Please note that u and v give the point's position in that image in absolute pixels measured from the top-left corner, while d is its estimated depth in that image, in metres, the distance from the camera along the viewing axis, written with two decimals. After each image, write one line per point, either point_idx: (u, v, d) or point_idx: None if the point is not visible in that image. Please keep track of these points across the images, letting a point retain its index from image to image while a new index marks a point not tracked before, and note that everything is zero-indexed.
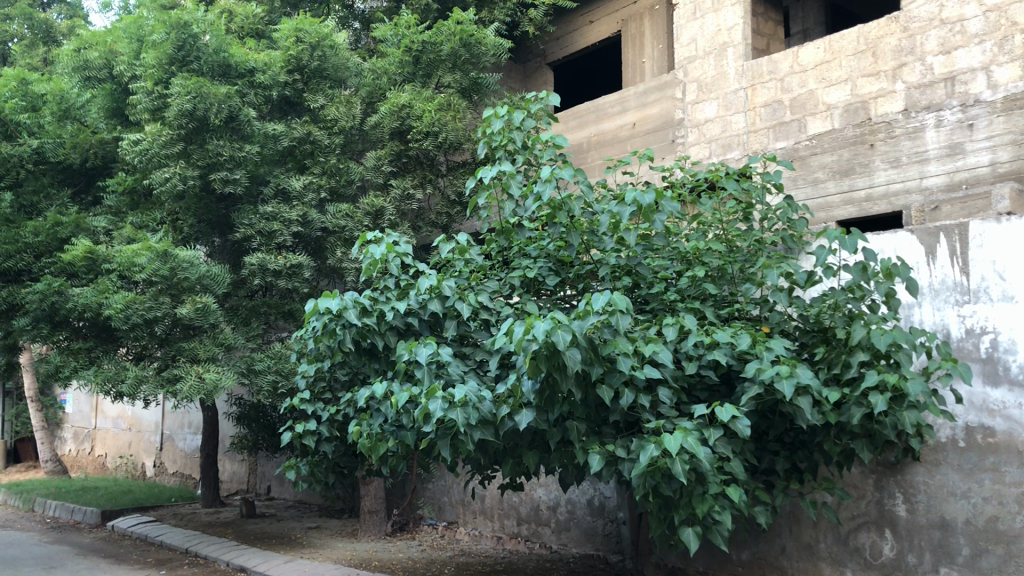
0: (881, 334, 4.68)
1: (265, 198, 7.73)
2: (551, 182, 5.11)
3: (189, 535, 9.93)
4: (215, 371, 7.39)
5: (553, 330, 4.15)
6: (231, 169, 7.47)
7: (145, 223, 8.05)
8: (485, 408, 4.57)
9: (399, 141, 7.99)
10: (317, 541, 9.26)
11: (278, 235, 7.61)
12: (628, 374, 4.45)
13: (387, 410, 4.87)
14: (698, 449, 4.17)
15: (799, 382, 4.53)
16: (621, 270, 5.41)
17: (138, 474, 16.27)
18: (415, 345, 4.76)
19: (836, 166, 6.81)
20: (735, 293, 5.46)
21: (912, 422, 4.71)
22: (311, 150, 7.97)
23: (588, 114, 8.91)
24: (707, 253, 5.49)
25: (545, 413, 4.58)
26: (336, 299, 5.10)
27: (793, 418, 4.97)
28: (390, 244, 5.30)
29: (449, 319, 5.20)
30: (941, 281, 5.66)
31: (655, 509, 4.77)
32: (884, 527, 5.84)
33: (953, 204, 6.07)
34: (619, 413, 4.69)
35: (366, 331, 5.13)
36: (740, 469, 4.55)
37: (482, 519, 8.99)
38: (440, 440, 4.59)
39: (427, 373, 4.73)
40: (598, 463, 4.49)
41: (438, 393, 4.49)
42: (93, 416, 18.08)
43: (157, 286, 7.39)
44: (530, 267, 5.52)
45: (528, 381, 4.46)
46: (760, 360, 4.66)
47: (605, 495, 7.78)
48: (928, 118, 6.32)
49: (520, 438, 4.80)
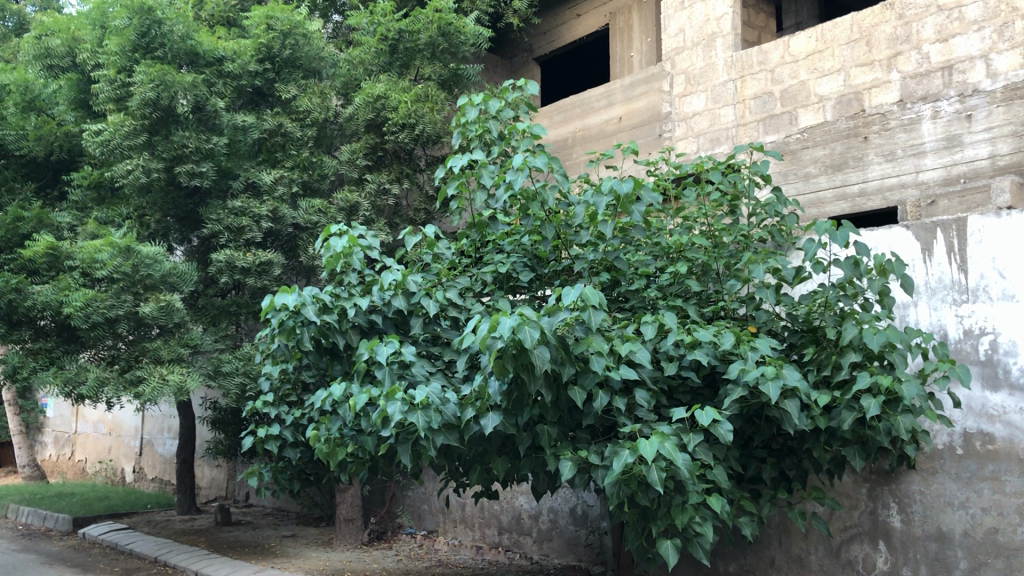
0: (874, 333, 4.38)
1: (235, 192, 7.43)
2: (523, 171, 4.77)
3: (160, 543, 9.59)
4: (179, 373, 7.10)
5: (520, 327, 3.82)
6: (198, 161, 7.18)
7: (110, 219, 7.66)
8: (449, 411, 4.24)
9: (375, 134, 7.66)
10: (291, 550, 8.92)
11: (247, 231, 7.32)
12: (603, 374, 4.14)
13: (346, 413, 4.55)
14: (676, 456, 3.85)
15: (786, 384, 4.22)
16: (599, 265, 5.10)
17: (118, 480, 15.91)
18: (375, 344, 4.43)
19: (829, 160, 6.52)
20: (720, 290, 5.17)
21: (908, 428, 4.40)
22: (283, 142, 7.68)
23: (573, 108, 8.60)
24: (690, 248, 5.19)
25: (514, 416, 4.26)
26: (293, 295, 4.72)
27: (779, 423, 4.66)
28: (354, 236, 4.94)
29: (415, 317, 4.88)
30: (938, 279, 5.36)
31: (632, 520, 4.45)
32: (878, 539, 5.52)
33: (952, 198, 5.79)
34: (592, 417, 4.37)
35: (326, 329, 4.81)
36: (723, 477, 4.23)
37: (462, 528, 8.66)
38: (400, 445, 4.26)
39: (388, 374, 4.43)
40: (569, 470, 4.17)
41: (398, 394, 4.17)
42: (73, 420, 17.70)
43: (119, 284, 7.05)
44: (503, 262, 5.19)
45: (494, 382, 4.14)
46: (744, 360, 4.35)
47: (588, 504, 7.46)
48: (924, 109, 6.02)
49: (488, 444, 4.48)
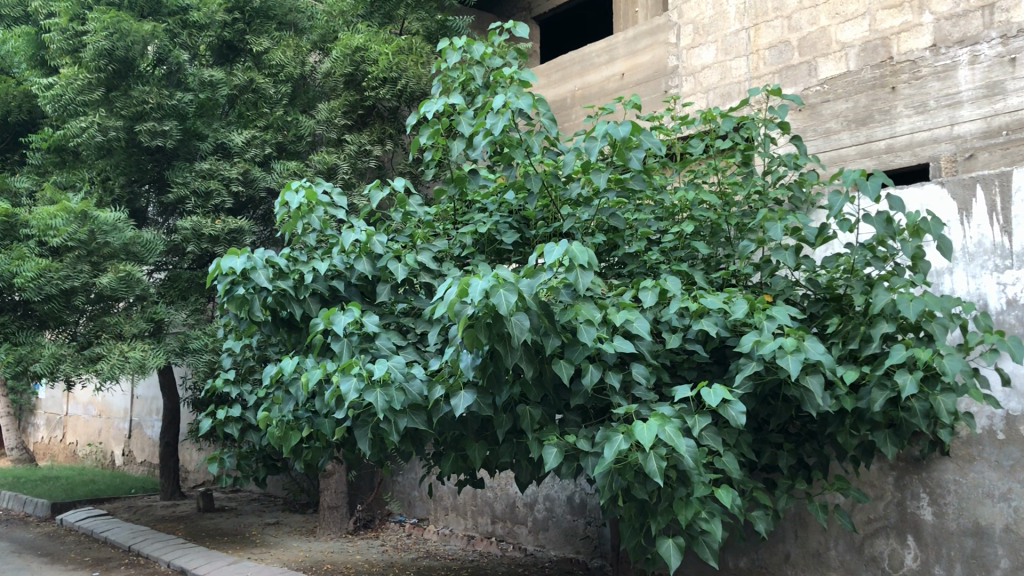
0: (911, 300, 3.77)
1: (203, 154, 6.85)
2: (504, 114, 4.07)
3: (136, 531, 9.06)
4: (141, 350, 6.55)
5: (494, 289, 3.22)
6: (160, 119, 6.61)
7: (70, 182, 7.03)
8: (414, 390, 3.63)
9: (355, 90, 7.05)
10: (272, 540, 8.38)
11: (215, 196, 6.78)
12: (593, 347, 3.54)
13: (299, 392, 3.95)
14: (678, 442, 3.24)
15: (808, 358, 3.61)
16: (593, 224, 4.49)
17: (107, 464, 15.41)
18: (332, 312, 3.82)
19: (852, 114, 5.87)
20: (730, 255, 4.56)
21: (949, 409, 3.79)
22: (255, 100, 7.12)
23: (572, 65, 7.95)
24: (697, 206, 4.60)
25: (490, 396, 3.66)
26: (242, 257, 4.11)
27: (798, 404, 4.05)
28: (313, 191, 4.31)
29: (383, 283, 4.29)
30: (978, 242, 4.73)
31: (628, 515, 3.85)
32: (905, 534, 4.93)
33: (993, 151, 5.15)
34: (582, 397, 3.78)
35: (282, 298, 4.22)
36: (734, 466, 3.64)
37: (454, 516, 8.09)
38: (358, 430, 3.67)
39: (345, 347, 3.83)
40: (554, 458, 3.58)
41: (354, 370, 3.57)
42: (64, 402, 17.21)
43: (75, 252, 6.48)
44: (484, 222, 4.56)
45: (466, 356, 3.55)
46: (759, 331, 3.74)
47: (587, 492, 6.87)
48: (961, 53, 5.37)
49: (463, 428, 3.89)
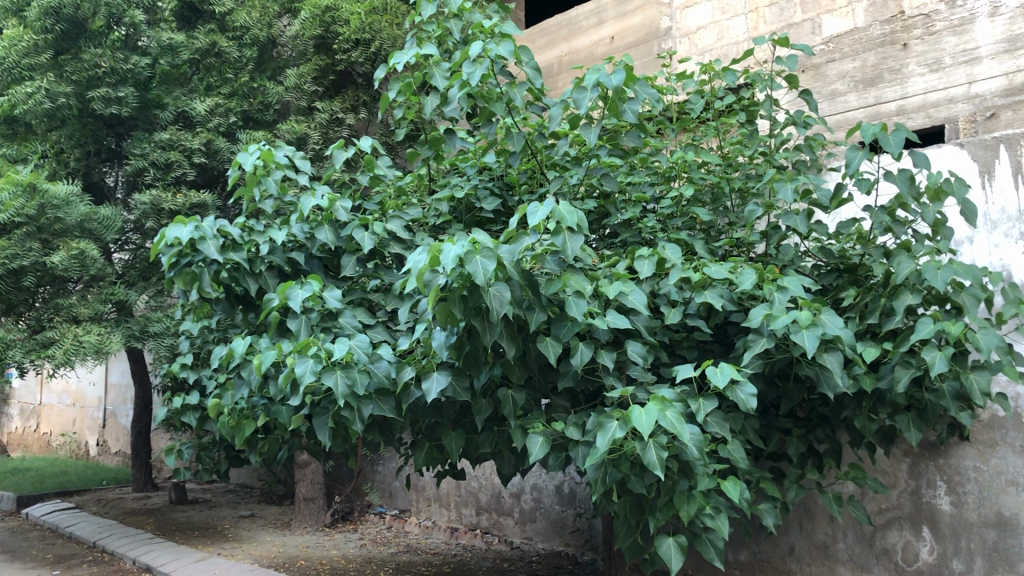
0: (939, 269, 3.38)
1: (163, 124, 6.42)
2: (481, 63, 3.62)
3: (103, 525, 8.61)
4: (97, 333, 6.13)
5: (469, 256, 2.79)
6: (114, 84, 6.17)
7: (22, 156, 6.50)
8: (381, 372, 3.20)
9: (325, 54, 6.58)
10: (245, 534, 7.95)
11: (176, 167, 6.33)
12: (583, 322, 3.12)
13: (251, 376, 3.51)
14: (682, 429, 2.82)
15: (826, 333, 3.20)
16: (583, 188, 4.06)
17: (82, 454, 14.93)
18: (289, 285, 3.39)
19: (860, 74, 5.44)
20: (734, 223, 4.17)
21: (982, 390, 3.41)
22: (218, 65, 6.63)
23: (559, 29, 7.50)
24: (695, 169, 4.19)
25: (467, 378, 3.24)
26: (190, 226, 3.65)
27: (811, 385, 3.64)
28: (270, 152, 3.84)
29: (348, 254, 3.85)
30: (1002, 209, 4.31)
31: (622, 511, 3.43)
32: (920, 525, 4.53)
33: (1016, 110, 4.72)
34: (570, 379, 3.36)
35: (236, 272, 3.77)
36: (740, 455, 3.23)
37: (437, 507, 7.71)
38: (317, 418, 3.24)
39: (303, 325, 3.40)
40: (540, 449, 3.15)
41: (312, 349, 3.14)
42: (38, 391, 16.71)
43: (23, 229, 5.97)
44: (462, 186, 4.14)
45: (440, 334, 3.12)
46: (770, 304, 3.33)
47: (576, 482, 6.46)
48: (980, 5, 4.94)
49: (438, 415, 3.46)
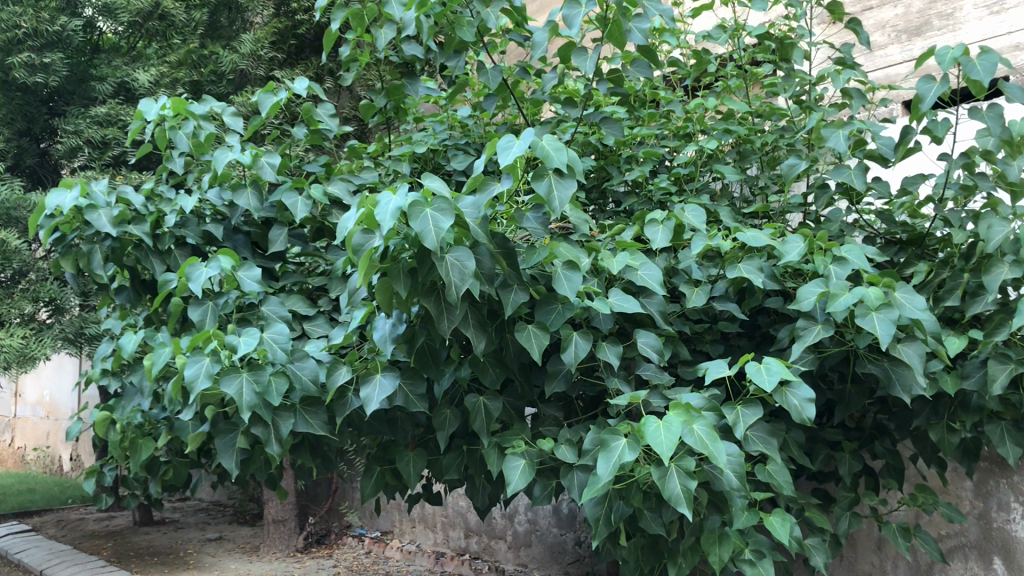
0: None
1: (101, 98, 5.76)
2: None
3: (53, 550, 7.72)
4: (21, 337, 5.32)
5: (416, 206, 1.96)
6: (40, 50, 5.48)
7: None
8: (306, 374, 2.39)
9: (285, 16, 6.08)
10: (207, 560, 7.11)
11: (114, 146, 5.61)
12: (578, 304, 2.31)
13: (146, 383, 2.72)
14: (714, 449, 2.00)
15: (903, 318, 2.39)
16: (578, 144, 3.26)
17: (55, 470, 14.05)
18: (190, 261, 2.58)
19: (903, 22, 4.25)
20: (762, 188, 3.39)
21: None
22: (162, 29, 6.03)
23: None
24: (714, 123, 3.41)
25: (424, 383, 2.44)
26: (74, 190, 2.80)
27: (872, 385, 2.84)
28: (179, 99, 3.01)
29: (280, 226, 3.05)
30: None
31: (633, 554, 2.60)
32: (990, 555, 3.58)
33: None
34: (562, 381, 2.56)
35: (138, 254, 2.96)
36: (789, 480, 2.40)
37: (422, 529, 6.91)
38: (220, 438, 2.45)
39: (209, 313, 2.61)
40: (521, 475, 2.32)
41: (212, 344, 2.33)
42: (14, 404, 15.88)
43: None
44: (427, 142, 3.36)
45: (384, 323, 2.34)
46: (825, 281, 2.52)
47: (577, 501, 5.64)
48: None
49: (390, 430, 2.66)
